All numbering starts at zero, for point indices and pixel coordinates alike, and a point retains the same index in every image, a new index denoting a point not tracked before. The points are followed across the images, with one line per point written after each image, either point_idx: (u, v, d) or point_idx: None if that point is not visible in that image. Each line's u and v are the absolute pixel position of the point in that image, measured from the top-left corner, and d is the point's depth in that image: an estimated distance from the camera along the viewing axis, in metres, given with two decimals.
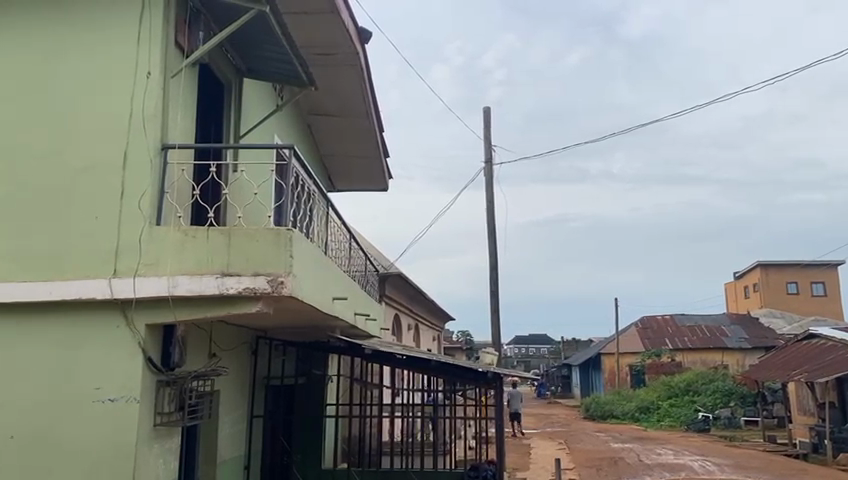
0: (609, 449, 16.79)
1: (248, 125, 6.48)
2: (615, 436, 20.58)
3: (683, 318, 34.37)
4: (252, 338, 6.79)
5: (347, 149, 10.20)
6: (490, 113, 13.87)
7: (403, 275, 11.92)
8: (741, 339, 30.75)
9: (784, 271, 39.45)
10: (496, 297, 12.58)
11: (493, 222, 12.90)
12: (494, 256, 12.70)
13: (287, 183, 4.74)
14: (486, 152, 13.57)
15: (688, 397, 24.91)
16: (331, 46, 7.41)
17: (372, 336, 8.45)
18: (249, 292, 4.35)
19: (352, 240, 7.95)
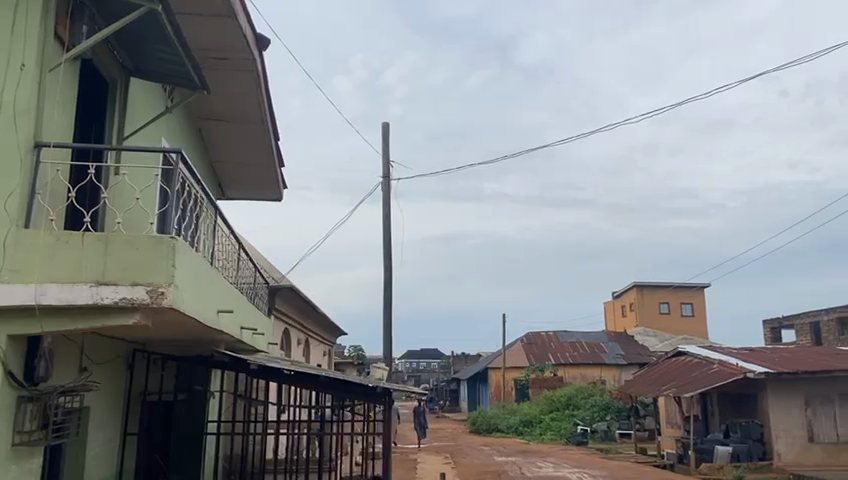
0: (493, 463, 17.18)
1: (133, 127, 6.18)
2: (499, 449, 21.09)
3: (566, 335, 35.85)
4: (128, 351, 6.41)
5: (240, 156, 9.93)
6: (389, 129, 13.97)
7: (294, 288, 11.69)
8: (618, 356, 32.47)
9: (658, 292, 42.10)
10: (388, 311, 12.60)
11: (388, 237, 12.95)
12: (388, 270, 12.74)
13: (172, 188, 4.53)
14: (384, 167, 13.65)
15: (568, 411, 25.94)
16: (228, 51, 7.22)
17: (258, 351, 8.20)
18: (126, 302, 4.12)
19: (240, 250, 7.73)
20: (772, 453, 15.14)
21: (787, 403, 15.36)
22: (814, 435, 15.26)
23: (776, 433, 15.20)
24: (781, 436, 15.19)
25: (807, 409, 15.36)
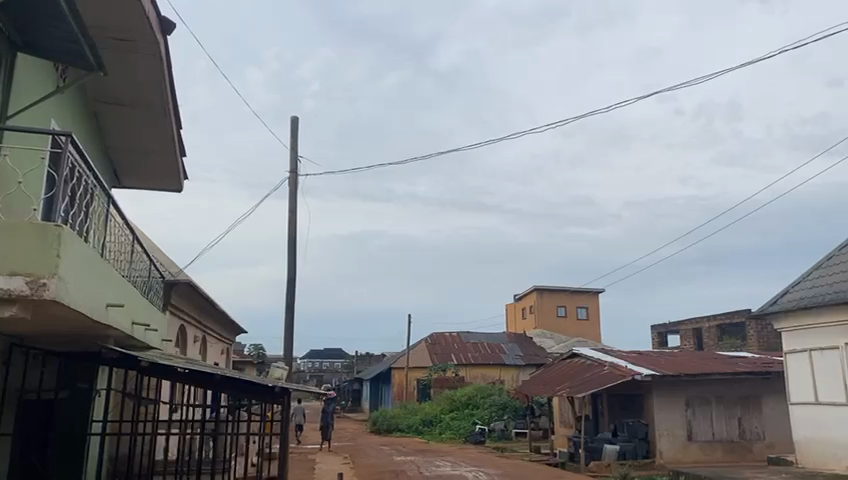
0: (391, 462, 17.24)
1: (19, 106, 5.75)
2: (398, 449, 21.16)
3: (469, 336, 36.49)
4: (4, 347, 5.95)
5: (139, 144, 9.47)
6: (298, 123, 13.74)
7: (191, 283, 11.26)
8: (517, 356, 33.40)
9: (556, 296, 43.66)
10: (290, 309, 12.37)
11: (293, 233, 12.73)
12: (292, 267, 12.52)
13: (60, 174, 4.25)
14: (291, 161, 13.41)
15: (468, 410, 26.42)
16: (128, 32, 6.85)
17: (150, 348, 7.83)
18: (2, 293, 3.83)
19: (135, 242, 7.36)
20: (655, 451, 16.04)
21: (670, 404, 16.30)
22: (693, 434, 16.29)
23: (659, 432, 16.11)
24: (664, 435, 16.11)
25: (688, 410, 16.38)
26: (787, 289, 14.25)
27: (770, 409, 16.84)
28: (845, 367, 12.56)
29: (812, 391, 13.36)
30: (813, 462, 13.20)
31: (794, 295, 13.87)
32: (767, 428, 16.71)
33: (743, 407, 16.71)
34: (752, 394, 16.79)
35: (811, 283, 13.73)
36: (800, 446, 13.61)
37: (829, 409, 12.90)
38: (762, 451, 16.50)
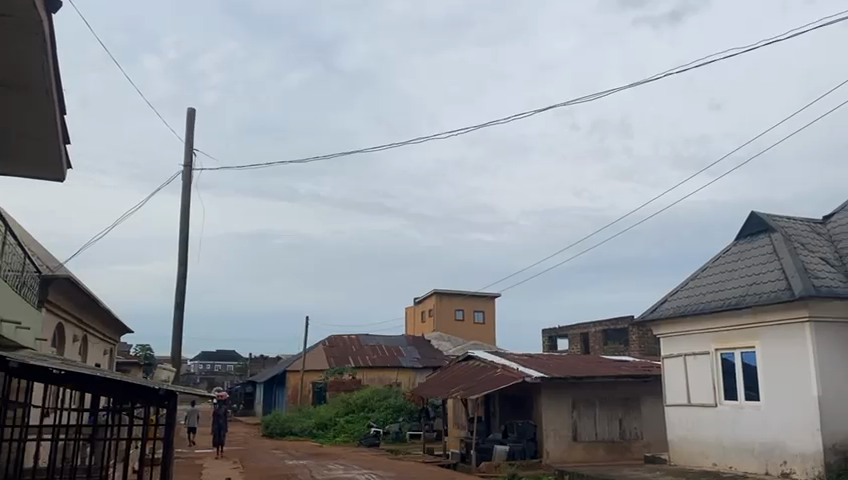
0: (282, 466, 16.93)
1: None
2: (290, 452, 20.81)
3: (367, 338, 36.40)
4: None
5: (17, 127, 8.83)
6: (194, 116, 13.24)
7: (72, 279, 10.58)
8: (414, 359, 33.67)
9: (455, 299, 44.41)
10: (180, 309, 11.89)
11: (185, 229, 12.25)
12: (183, 264, 12.04)
13: None
14: (186, 154, 12.90)
15: (363, 413, 26.34)
16: (9, 9, 6.38)
17: (21, 347, 7.29)
18: None
19: (6, 233, 6.83)
20: (543, 451, 16.64)
21: (557, 405, 16.95)
22: (578, 434, 17.02)
23: (547, 433, 16.72)
24: (551, 436, 16.74)
25: (574, 411, 17.10)
26: (666, 298, 15.17)
27: (648, 410, 17.87)
28: (715, 371, 13.54)
29: (685, 393, 14.30)
30: (684, 460, 14.12)
31: (672, 303, 14.78)
32: (645, 428, 17.73)
33: (624, 408, 17.63)
34: (632, 396, 17.75)
35: (687, 292, 14.66)
36: (673, 445, 14.53)
37: (699, 411, 13.86)
38: (640, 450, 17.49)
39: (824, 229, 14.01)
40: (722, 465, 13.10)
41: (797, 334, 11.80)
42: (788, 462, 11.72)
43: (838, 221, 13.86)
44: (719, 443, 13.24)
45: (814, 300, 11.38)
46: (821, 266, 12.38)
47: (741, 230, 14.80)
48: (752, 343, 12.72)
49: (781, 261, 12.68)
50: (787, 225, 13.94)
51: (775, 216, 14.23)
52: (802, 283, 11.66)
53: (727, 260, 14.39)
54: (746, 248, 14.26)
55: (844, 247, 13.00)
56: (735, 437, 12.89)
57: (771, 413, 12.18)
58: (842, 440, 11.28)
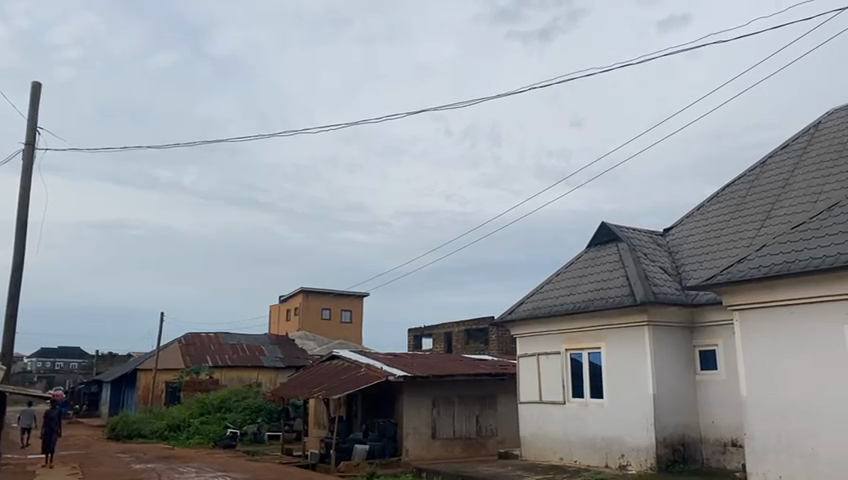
0: (127, 470, 15.90)
1: None
2: (138, 456, 19.60)
3: (227, 337, 35.10)
4: None
5: None
6: (40, 90, 12.11)
7: None
8: (276, 358, 32.86)
9: (321, 298, 43.92)
10: (15, 301, 10.81)
11: (24, 214, 11.17)
12: (20, 252, 10.97)
13: None
14: (28, 133, 11.77)
15: (219, 414, 25.35)
16: None
17: None
18: None
19: None
20: (402, 449, 16.85)
21: (417, 404, 17.22)
22: (436, 432, 17.38)
23: (406, 431, 16.93)
24: (410, 434, 16.98)
25: (434, 410, 17.44)
26: (523, 301, 15.87)
27: (503, 408, 18.61)
28: (565, 370, 14.34)
29: (537, 391, 15.03)
30: (534, 455, 14.87)
31: (528, 305, 15.47)
32: (500, 425, 18.44)
33: (481, 406, 18.25)
34: (489, 394, 18.43)
35: (543, 295, 15.41)
36: (524, 441, 15.23)
37: (549, 408, 14.63)
38: (494, 446, 18.17)
39: (664, 241, 15.28)
40: (568, 459, 13.92)
41: (637, 337, 12.78)
42: (625, 455, 12.66)
43: (676, 234, 15.17)
44: (565, 439, 14.05)
45: (652, 305, 12.39)
46: (660, 275, 13.49)
47: (593, 238, 15.78)
48: (598, 344, 13.62)
49: (626, 269, 13.68)
50: (632, 236, 15.05)
51: (623, 227, 15.32)
52: (642, 289, 12.65)
53: (579, 266, 15.30)
54: (597, 255, 15.23)
55: (681, 257, 14.23)
56: (580, 433, 13.73)
57: (612, 410, 13.09)
58: (672, 434, 12.35)
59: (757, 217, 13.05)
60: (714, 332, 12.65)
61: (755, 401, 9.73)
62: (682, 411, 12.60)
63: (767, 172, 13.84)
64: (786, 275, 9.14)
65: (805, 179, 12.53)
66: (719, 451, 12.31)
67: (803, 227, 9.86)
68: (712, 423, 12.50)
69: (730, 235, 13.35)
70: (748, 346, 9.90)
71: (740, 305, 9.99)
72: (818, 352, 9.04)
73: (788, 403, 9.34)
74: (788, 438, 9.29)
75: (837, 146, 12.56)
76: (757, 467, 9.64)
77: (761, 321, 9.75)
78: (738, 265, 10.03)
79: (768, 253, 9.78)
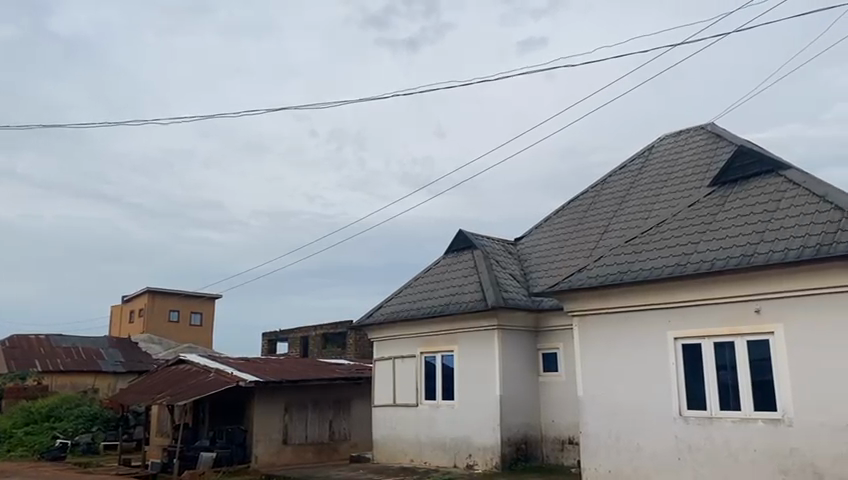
0: None
1: None
2: None
3: (60, 339, 32.26)
4: None
5: None
6: None
7: None
8: (116, 363, 30.63)
9: (169, 300, 41.61)
10: None
11: None
12: None
13: None
14: None
15: (47, 423, 23.21)
16: None
17: None
18: None
19: None
20: (251, 455, 16.33)
21: (269, 409, 16.79)
22: (288, 438, 17.04)
23: (257, 437, 16.45)
24: (261, 440, 16.51)
25: (286, 414, 17.08)
26: (381, 304, 16.00)
27: (357, 411, 18.62)
28: (418, 373, 14.63)
29: (390, 394, 15.20)
30: (385, 457, 15.03)
31: (385, 309, 15.62)
32: (353, 429, 18.42)
33: (335, 410, 18.13)
34: (343, 398, 18.36)
35: (400, 298, 15.63)
36: (376, 444, 15.35)
37: (401, 411, 14.85)
38: (346, 450, 18.11)
39: (515, 250, 16.05)
40: (419, 461, 14.20)
41: (487, 340, 13.31)
42: (472, 454, 13.13)
43: (526, 243, 16.00)
44: (416, 440, 14.33)
45: (501, 310, 12.96)
46: (510, 281, 14.15)
47: (450, 245, 16.25)
48: (451, 347, 14.03)
49: (479, 275, 14.22)
50: (486, 244, 15.67)
51: (478, 234, 15.92)
52: (493, 294, 13.20)
53: (436, 272, 15.68)
54: (452, 261, 15.69)
55: (529, 265, 15.02)
56: (431, 435, 14.04)
57: (462, 412, 13.52)
58: (515, 433, 12.97)
59: (598, 230, 14.07)
60: (556, 336, 13.46)
61: (590, 400, 10.46)
62: (526, 412, 13.27)
63: (607, 191, 14.99)
64: (620, 284, 9.92)
65: (639, 197, 13.69)
66: (557, 449, 13.09)
67: (636, 240, 10.74)
68: (552, 422, 13.27)
69: (574, 246, 14.30)
70: (586, 350, 10.64)
71: (580, 311, 10.71)
72: (645, 356, 9.88)
73: (618, 402, 10.12)
74: (617, 435, 10.07)
75: (667, 168, 13.85)
76: (590, 462, 10.36)
77: (598, 327, 10.52)
78: (580, 274, 10.74)
79: (606, 263, 10.56)
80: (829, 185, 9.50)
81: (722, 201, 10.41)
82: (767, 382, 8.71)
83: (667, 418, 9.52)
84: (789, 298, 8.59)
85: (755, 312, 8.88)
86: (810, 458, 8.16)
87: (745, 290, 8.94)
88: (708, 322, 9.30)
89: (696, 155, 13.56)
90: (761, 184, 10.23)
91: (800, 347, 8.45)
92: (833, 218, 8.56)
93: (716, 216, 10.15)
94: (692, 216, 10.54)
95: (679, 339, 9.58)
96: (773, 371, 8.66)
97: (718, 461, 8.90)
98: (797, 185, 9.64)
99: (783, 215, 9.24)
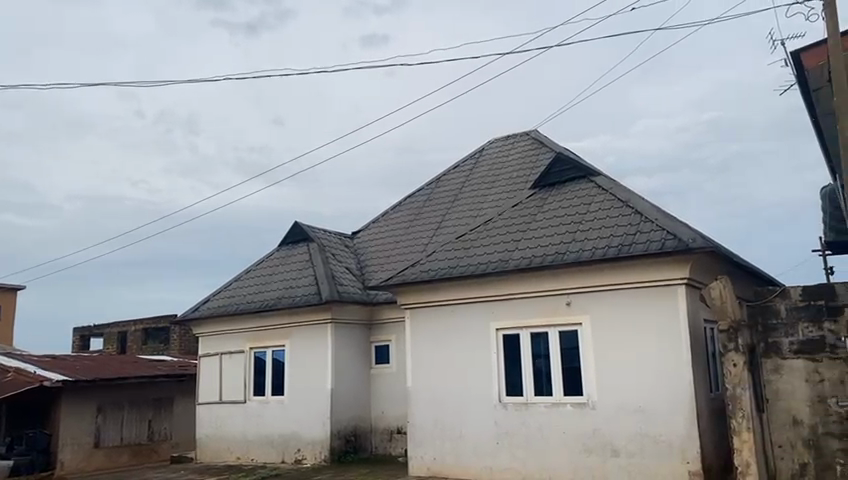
0: None
1: None
2: None
3: None
4: None
5: None
6: None
7: None
8: None
9: None
10: None
11: None
12: None
13: None
14: None
15: None
16: None
17: None
18: None
19: None
20: (56, 461, 14.92)
21: (78, 411, 15.42)
22: (100, 440, 15.78)
23: (62, 442, 15.05)
24: (67, 444, 15.14)
25: (98, 416, 15.79)
26: (209, 298, 15.31)
27: (179, 409, 17.69)
28: (246, 369, 14.19)
29: (217, 391, 14.62)
30: (209, 457, 14.44)
31: (214, 303, 14.97)
32: (174, 429, 17.46)
33: (154, 409, 17.06)
34: (164, 396, 17.32)
35: (230, 292, 15.06)
36: (200, 443, 14.71)
37: (227, 407, 14.33)
38: (167, 451, 17.13)
39: (350, 243, 16.09)
40: (245, 458, 13.82)
41: (319, 334, 13.24)
42: (301, 449, 12.99)
43: (361, 237, 16.10)
44: (243, 437, 13.91)
45: (335, 304, 12.93)
46: (345, 275, 14.15)
47: (285, 237, 15.92)
48: (282, 342, 13.77)
49: (313, 269, 14.08)
50: (322, 237, 15.55)
51: (314, 227, 15.76)
52: (327, 288, 13.13)
53: (269, 264, 15.29)
54: (287, 254, 15.39)
55: (364, 259, 15.13)
56: (259, 431, 13.70)
57: (292, 407, 13.34)
58: (345, 426, 13.04)
59: (431, 226, 14.51)
60: (388, 329, 13.70)
61: (418, 391, 10.79)
62: (355, 404, 13.38)
63: (440, 189, 15.50)
64: (448, 278, 10.30)
65: (470, 196, 14.32)
66: (385, 439, 13.34)
67: (465, 237, 11.22)
68: (381, 413, 13.49)
69: (408, 241, 14.64)
70: (415, 342, 10.95)
71: (411, 305, 11.00)
72: (470, 347, 10.37)
73: (444, 391, 10.54)
74: (442, 424, 10.47)
75: (496, 170, 14.61)
76: (416, 451, 10.67)
77: (427, 320, 10.88)
78: (412, 269, 11.01)
79: (437, 259, 10.93)
80: (631, 192, 10.57)
81: (543, 203, 11.19)
82: (575, 369, 9.50)
83: (488, 405, 10.07)
84: (596, 292, 9.44)
85: (567, 306, 9.65)
86: (609, 437, 9.03)
87: (559, 285, 9.67)
88: (526, 315, 9.96)
89: (522, 159, 14.44)
90: (576, 189, 11.12)
91: (604, 337, 9.31)
92: (633, 221, 9.53)
93: (536, 216, 10.88)
94: (516, 215, 11.21)
95: (501, 330, 10.16)
96: (580, 359, 9.47)
97: (532, 444, 9.56)
98: (605, 191, 10.61)
99: (593, 217, 10.13)
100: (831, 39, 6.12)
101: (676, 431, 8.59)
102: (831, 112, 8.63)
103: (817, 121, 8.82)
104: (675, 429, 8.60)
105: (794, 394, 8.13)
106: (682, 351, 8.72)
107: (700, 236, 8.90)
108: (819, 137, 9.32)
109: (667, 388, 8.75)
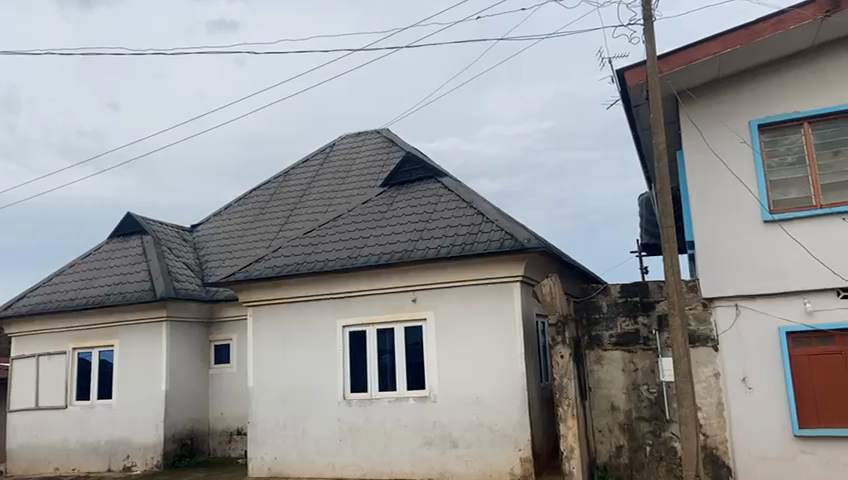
0: None
1: None
2: None
3: None
4: None
5: None
6: None
7: None
8: None
9: None
10: None
11: None
12: None
13: None
14: None
15: None
16: None
17: None
18: None
19: None
20: None
21: None
22: None
23: None
24: None
25: None
26: (25, 294, 13.86)
27: None
28: (68, 371, 13.01)
29: (33, 397, 13.28)
30: (22, 469, 13.09)
31: (30, 300, 13.56)
32: None
33: None
34: None
35: (50, 287, 13.72)
36: (11, 455, 13.28)
37: (45, 414, 13.07)
38: None
39: (189, 237, 15.28)
40: (65, 469, 12.68)
41: (153, 333, 12.46)
42: (130, 456, 12.16)
43: (202, 231, 15.35)
44: (62, 446, 12.75)
45: (171, 301, 12.22)
46: (183, 270, 13.43)
47: (115, 229, 14.78)
48: (111, 341, 12.80)
49: (148, 263, 13.21)
50: (158, 230, 14.64)
51: (149, 219, 14.78)
52: (163, 284, 12.38)
53: (97, 258, 14.13)
54: (118, 247, 14.31)
55: (205, 253, 14.45)
56: (81, 438, 12.62)
57: (121, 411, 12.44)
58: (180, 429, 12.38)
59: (277, 221, 14.16)
60: (229, 327, 13.19)
61: (260, 390, 10.50)
62: (192, 406, 12.75)
63: (288, 184, 15.18)
64: (293, 275, 10.11)
65: (318, 193, 14.16)
66: (224, 441, 12.83)
67: (312, 233, 11.08)
68: (220, 414, 12.97)
69: (252, 236, 14.18)
70: (258, 340, 10.65)
71: (254, 301, 10.67)
72: (314, 343, 10.27)
73: (287, 389, 10.35)
74: (284, 422, 10.27)
75: (345, 167, 14.57)
76: (256, 452, 10.37)
77: (271, 317, 10.62)
78: (255, 265, 10.68)
79: (282, 254, 10.69)
80: (474, 194, 11.00)
81: (391, 201, 11.33)
82: (418, 364, 9.73)
83: (332, 402, 10.03)
84: (439, 289, 9.73)
85: (412, 302, 9.85)
86: (449, 429, 9.34)
87: (404, 282, 9.85)
88: (372, 311, 10.04)
89: (371, 157, 14.52)
90: (423, 188, 11.38)
91: (444, 332, 9.62)
92: (475, 221, 9.93)
93: (383, 214, 11.00)
94: (364, 213, 11.25)
95: (346, 327, 10.16)
96: (423, 354, 9.71)
97: (375, 439, 9.66)
98: (449, 192, 10.95)
99: (438, 217, 10.42)
100: (650, 60, 6.75)
101: (510, 421, 9.07)
102: (648, 127, 9.54)
103: (636, 134, 9.70)
104: (509, 419, 9.08)
105: (613, 382, 8.91)
106: (517, 345, 9.22)
107: (535, 237, 9.45)
108: (638, 149, 10.27)
109: (502, 380, 9.21)
